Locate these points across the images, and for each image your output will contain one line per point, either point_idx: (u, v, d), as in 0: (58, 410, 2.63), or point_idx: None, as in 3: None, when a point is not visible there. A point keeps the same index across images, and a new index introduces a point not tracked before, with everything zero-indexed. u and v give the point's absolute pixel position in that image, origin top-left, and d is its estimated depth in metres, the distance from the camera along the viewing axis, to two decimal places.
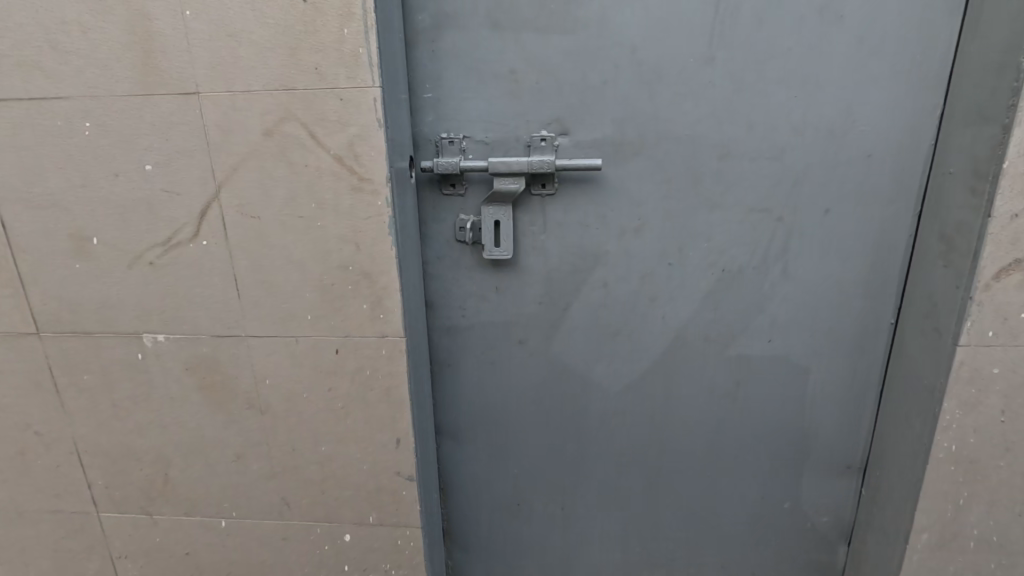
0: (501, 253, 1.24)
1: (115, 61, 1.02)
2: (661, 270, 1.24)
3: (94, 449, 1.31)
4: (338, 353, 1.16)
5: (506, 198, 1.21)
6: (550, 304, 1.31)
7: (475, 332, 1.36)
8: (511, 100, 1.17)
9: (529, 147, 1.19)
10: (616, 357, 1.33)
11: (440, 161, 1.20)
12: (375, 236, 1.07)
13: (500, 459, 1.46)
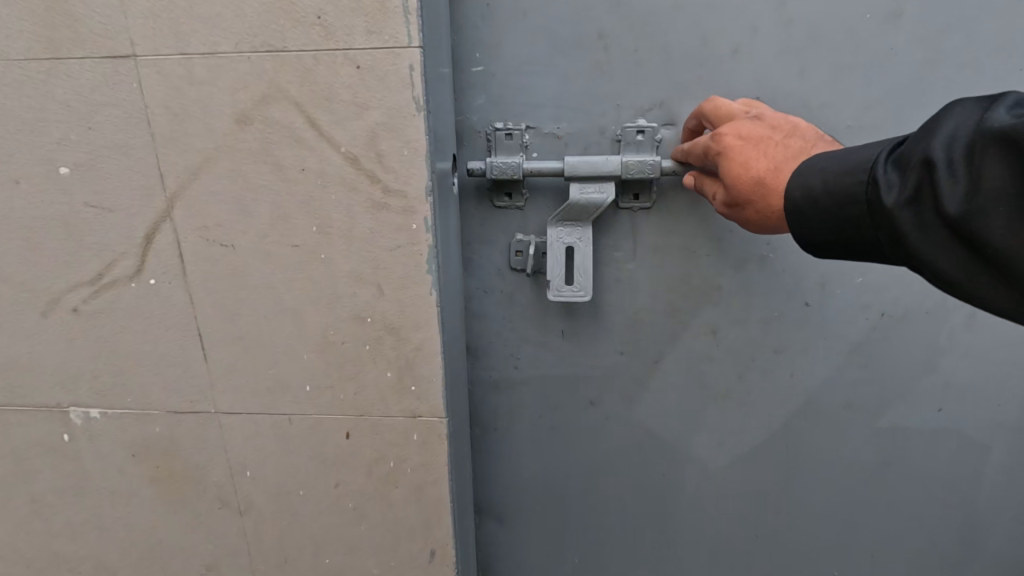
0: (574, 292, 0.89)
1: (4, 6, 0.66)
2: (790, 312, 0.93)
3: (10, 554, 0.96)
4: (350, 437, 0.81)
5: (586, 214, 0.87)
6: (636, 355, 0.98)
7: (533, 392, 1.02)
8: (599, 76, 0.85)
9: (619, 142, 0.87)
10: (724, 425, 1.00)
11: (495, 161, 0.88)
12: (406, 275, 0.71)
13: (557, 550, 1.12)
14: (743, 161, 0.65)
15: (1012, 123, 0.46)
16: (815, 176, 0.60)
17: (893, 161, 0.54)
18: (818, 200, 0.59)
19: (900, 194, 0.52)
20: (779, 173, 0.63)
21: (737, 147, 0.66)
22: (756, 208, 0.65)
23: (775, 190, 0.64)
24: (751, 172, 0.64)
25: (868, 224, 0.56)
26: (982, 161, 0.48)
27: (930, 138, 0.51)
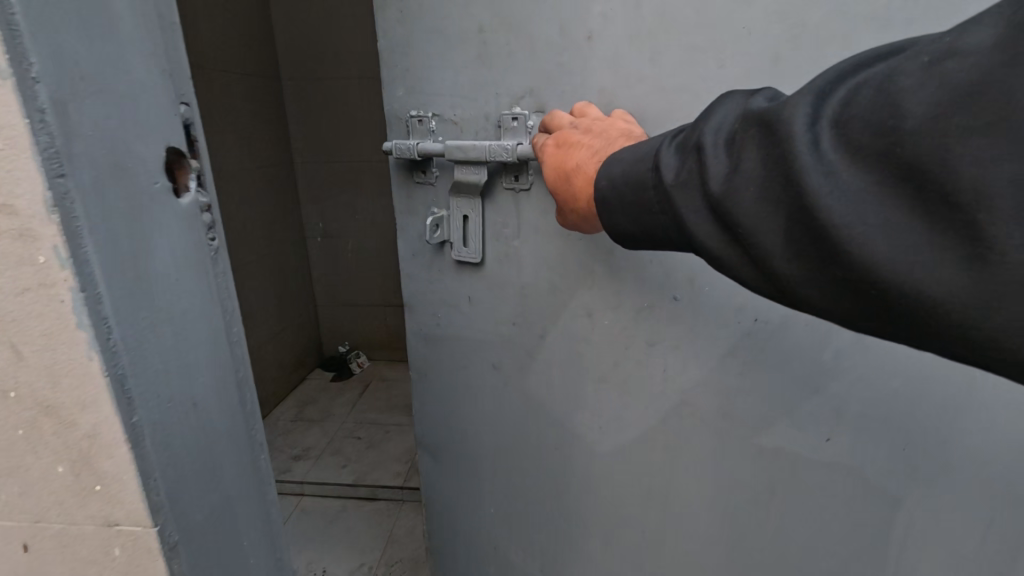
0: (469, 254, 1.13)
1: None
2: (663, 305, 1.02)
3: None
4: (28, 549, 0.61)
5: (472, 190, 1.06)
6: (527, 328, 1.15)
7: (454, 347, 1.24)
8: (482, 69, 0.99)
9: (499, 127, 1.01)
10: (614, 400, 1.13)
11: (398, 143, 1.08)
12: (50, 336, 0.50)
13: (475, 488, 1.38)
14: (557, 164, 0.86)
15: (760, 112, 0.59)
16: (614, 165, 0.75)
17: (674, 146, 0.69)
18: (618, 184, 0.74)
19: (682, 177, 0.66)
20: (581, 168, 0.82)
21: (555, 152, 0.87)
22: (570, 200, 0.86)
23: (579, 181, 0.82)
24: (561, 172, 0.85)
25: (661, 207, 0.69)
26: (741, 147, 0.60)
27: (707, 132, 0.64)
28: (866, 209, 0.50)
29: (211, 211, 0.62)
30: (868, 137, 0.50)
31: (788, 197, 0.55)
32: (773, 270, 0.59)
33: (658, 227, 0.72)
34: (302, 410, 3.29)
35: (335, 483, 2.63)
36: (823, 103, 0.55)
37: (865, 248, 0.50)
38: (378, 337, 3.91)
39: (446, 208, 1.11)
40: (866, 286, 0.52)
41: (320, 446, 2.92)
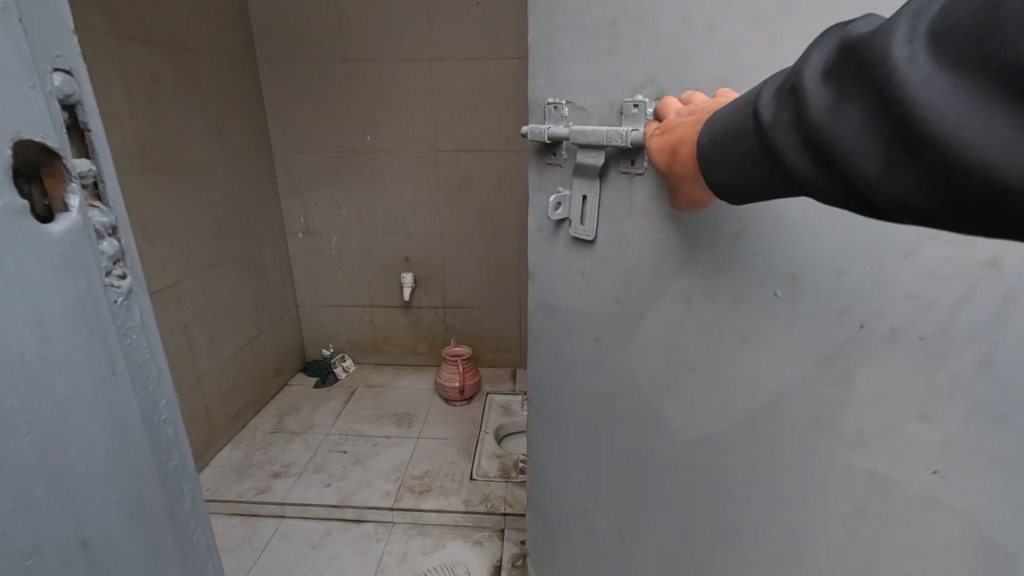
0: (584, 235, 1.08)
1: None
2: (762, 298, 0.87)
3: None
4: None
5: (590, 174, 1.02)
6: (627, 307, 1.05)
7: (556, 318, 1.22)
8: (607, 57, 0.94)
9: (621, 114, 0.95)
10: (691, 395, 1.00)
11: (535, 128, 1.06)
12: None
13: (564, 462, 1.35)
14: (662, 150, 0.83)
15: (859, 36, 0.48)
16: (716, 125, 0.67)
17: (772, 91, 0.58)
18: (718, 142, 0.66)
19: (775, 122, 0.56)
20: (681, 147, 0.78)
21: (659, 138, 0.84)
22: (682, 180, 0.82)
23: (684, 160, 0.78)
24: (667, 155, 0.82)
25: (761, 154, 0.60)
26: (839, 80, 0.50)
27: (803, 57, 0.54)
28: (973, 97, 0.40)
29: (120, 238, 0.44)
30: (972, 20, 0.40)
31: (885, 106, 0.45)
32: (878, 198, 0.49)
33: (764, 174, 0.62)
34: (283, 420, 3.06)
35: (320, 503, 2.42)
36: (925, 13, 0.44)
37: (998, 172, 0.39)
38: (364, 340, 3.69)
39: (568, 188, 1.08)
40: (984, 191, 0.41)
41: (304, 461, 2.70)
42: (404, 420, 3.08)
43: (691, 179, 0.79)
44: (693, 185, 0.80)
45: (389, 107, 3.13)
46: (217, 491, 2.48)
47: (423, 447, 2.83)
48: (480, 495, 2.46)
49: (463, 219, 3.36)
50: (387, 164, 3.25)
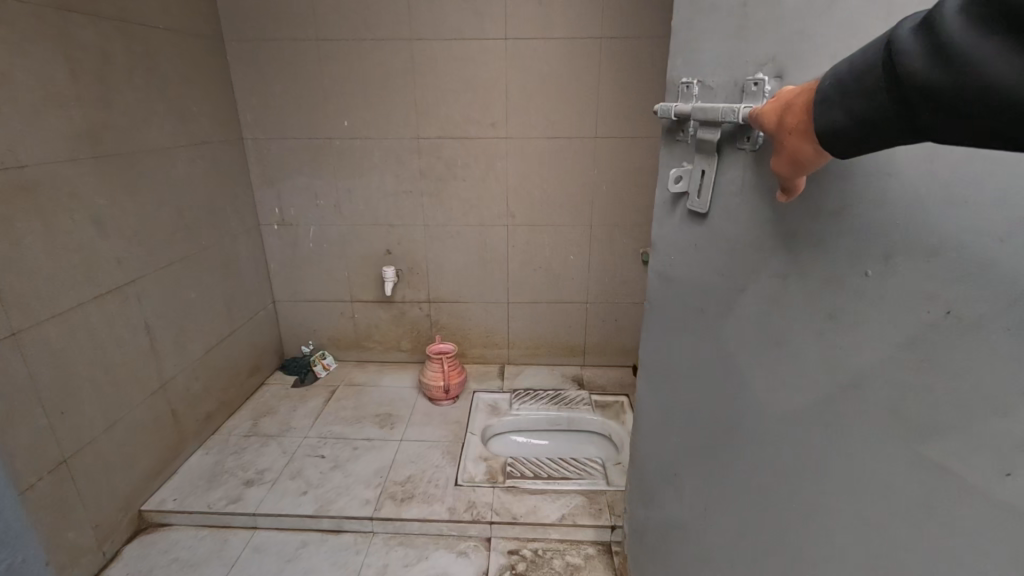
0: (699, 204, 1.20)
1: None
2: (852, 279, 0.78)
3: None
4: None
5: (709, 150, 1.13)
6: (733, 276, 1.09)
7: (677, 281, 1.35)
8: (739, 37, 1.01)
9: (743, 91, 1.00)
10: (778, 372, 0.97)
11: (671, 105, 1.22)
12: None
13: (675, 421, 1.44)
14: (777, 115, 0.79)
15: None
16: (834, 70, 0.64)
17: (905, 26, 0.55)
18: (833, 86, 0.63)
19: (906, 54, 0.53)
20: (795, 107, 0.73)
21: (773, 105, 0.80)
22: (789, 145, 0.76)
23: (796, 120, 0.73)
24: (781, 118, 0.77)
25: (885, 91, 0.56)
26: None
27: None
28: None
29: None
30: None
31: None
32: None
33: (878, 115, 0.58)
34: (258, 422, 2.90)
35: (295, 513, 2.28)
36: None
37: None
38: (346, 336, 3.52)
39: (690, 163, 1.23)
40: None
41: (278, 468, 2.55)
42: (387, 421, 2.94)
43: (800, 140, 0.73)
44: (800, 149, 0.74)
45: (368, 90, 2.94)
46: (184, 501, 2.32)
47: (406, 450, 2.70)
48: (466, 502, 2.34)
49: (448, 210, 3.19)
50: (364, 151, 3.07)
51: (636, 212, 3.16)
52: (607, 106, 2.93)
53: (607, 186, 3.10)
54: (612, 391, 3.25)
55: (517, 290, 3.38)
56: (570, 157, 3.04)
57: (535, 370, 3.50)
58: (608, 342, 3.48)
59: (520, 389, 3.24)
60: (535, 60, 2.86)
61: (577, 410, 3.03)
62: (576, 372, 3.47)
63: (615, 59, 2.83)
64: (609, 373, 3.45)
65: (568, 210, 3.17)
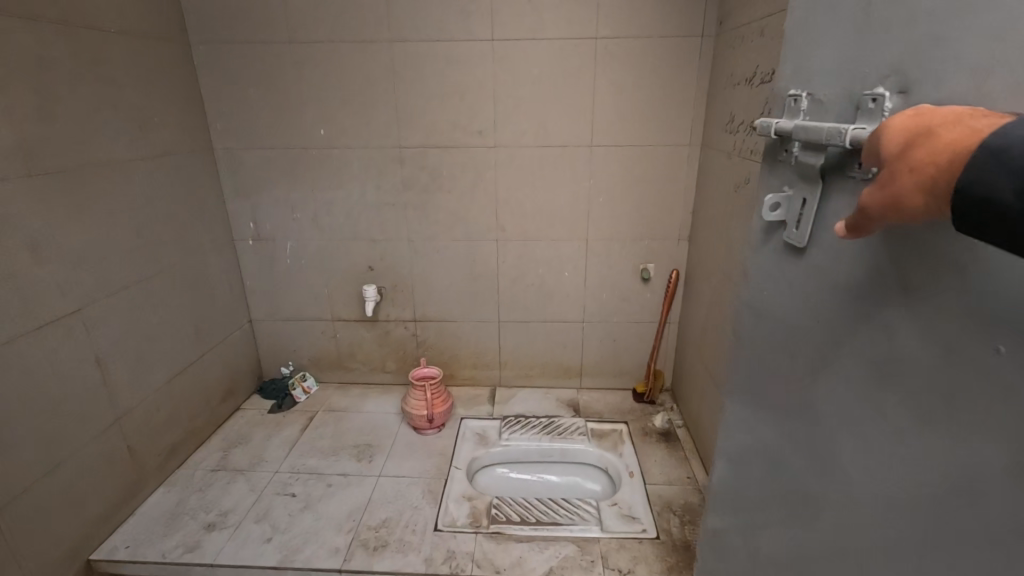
0: (792, 237, 1.03)
1: None
2: (975, 352, 0.64)
3: None
4: None
5: (811, 175, 0.97)
6: (823, 325, 0.93)
7: (748, 323, 1.18)
8: (858, 44, 0.87)
9: (857, 109, 0.87)
10: (875, 451, 0.81)
11: (775, 122, 1.07)
12: None
13: (740, 489, 1.24)
14: (904, 134, 0.64)
15: None
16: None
17: None
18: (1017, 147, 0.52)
19: None
20: (942, 140, 0.59)
21: (908, 119, 0.65)
22: (898, 172, 0.64)
23: (937, 157, 0.59)
24: (908, 142, 0.64)
25: None
26: None
27: None
28: None
29: None
30: None
31: None
32: None
33: None
34: (228, 454, 2.70)
35: (255, 565, 2.07)
36: None
37: None
38: (328, 356, 3.32)
39: (791, 189, 1.04)
40: None
41: (244, 509, 2.34)
42: (365, 452, 2.72)
43: (918, 183, 0.61)
44: (908, 191, 0.62)
45: (345, 95, 2.72)
46: (138, 550, 2.13)
47: (384, 488, 2.48)
48: (444, 552, 2.12)
49: (433, 224, 2.97)
50: (344, 161, 2.85)
51: (635, 225, 2.92)
52: (603, 111, 2.70)
53: (604, 197, 2.87)
54: (610, 418, 3.02)
55: (509, 309, 3.15)
56: (564, 166, 2.81)
57: (529, 393, 3.27)
58: (606, 363, 3.24)
59: (511, 416, 3.02)
60: (524, 61, 2.62)
61: (571, 440, 2.81)
62: (572, 396, 3.24)
63: (611, 59, 2.60)
64: (608, 397, 3.22)
65: (561, 223, 2.93)
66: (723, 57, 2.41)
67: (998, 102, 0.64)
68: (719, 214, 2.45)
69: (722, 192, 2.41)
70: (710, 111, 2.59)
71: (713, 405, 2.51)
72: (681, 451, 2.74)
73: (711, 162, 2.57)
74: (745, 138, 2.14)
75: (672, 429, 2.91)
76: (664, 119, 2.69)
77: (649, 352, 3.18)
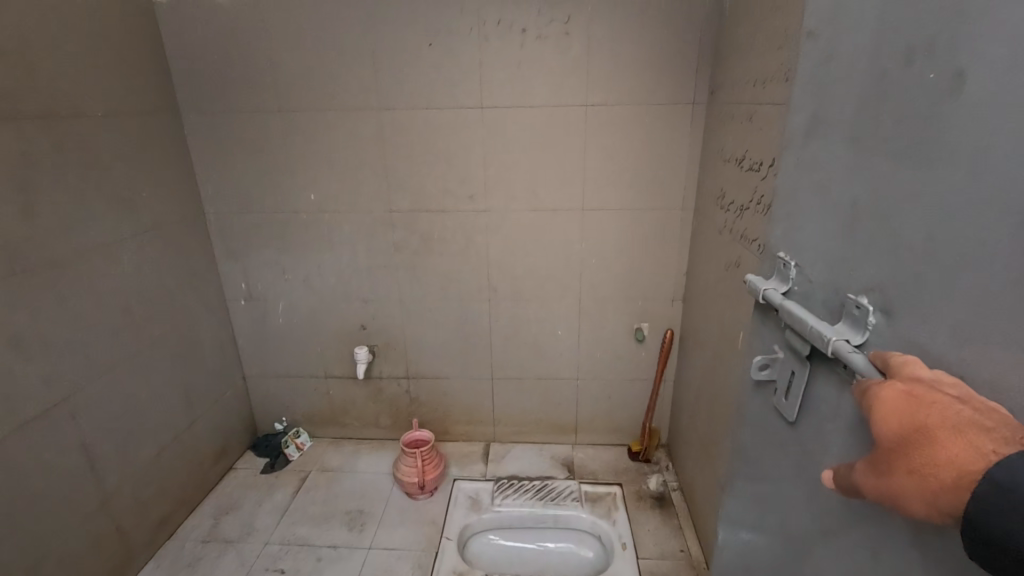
0: (782, 408, 1.01)
1: None
2: None
3: None
4: None
5: (798, 354, 0.95)
6: (820, 510, 0.89)
7: (751, 467, 1.16)
8: (842, 240, 0.83)
9: (841, 307, 0.84)
10: None
11: (764, 284, 1.05)
12: None
13: None
14: (900, 419, 0.64)
15: None
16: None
17: None
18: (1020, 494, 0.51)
19: None
20: (943, 451, 0.59)
21: (899, 398, 0.64)
22: (904, 468, 0.62)
23: (941, 472, 0.58)
24: (909, 434, 0.63)
25: None
26: None
27: None
28: None
29: None
30: None
31: None
32: None
33: None
34: (219, 523, 2.69)
35: None
36: None
37: None
38: (321, 412, 3.31)
39: (780, 354, 1.02)
40: None
41: None
42: (356, 521, 2.71)
43: (919, 491, 0.60)
44: (909, 493, 0.62)
45: (335, 162, 2.72)
46: None
47: (374, 563, 2.46)
48: None
49: (424, 285, 2.96)
50: (334, 226, 2.84)
51: (629, 286, 2.89)
52: (595, 177, 2.67)
53: (596, 259, 2.84)
54: (604, 479, 2.99)
55: (502, 368, 3.13)
56: (555, 230, 2.79)
57: (523, 450, 3.25)
58: (600, 420, 3.22)
59: (504, 479, 2.99)
60: (513, 129, 2.61)
61: (564, 507, 2.78)
62: (567, 453, 3.21)
63: (602, 126, 2.58)
64: (603, 455, 3.19)
65: (554, 284, 2.91)
66: (714, 129, 2.39)
67: (968, 372, 0.61)
68: (711, 286, 2.42)
69: (713, 266, 2.38)
70: (702, 178, 2.56)
71: (707, 478, 2.47)
72: (675, 519, 2.71)
73: (703, 231, 2.54)
74: (734, 220, 2.11)
75: (666, 492, 2.88)
76: (656, 184, 2.67)
77: (645, 409, 3.15)
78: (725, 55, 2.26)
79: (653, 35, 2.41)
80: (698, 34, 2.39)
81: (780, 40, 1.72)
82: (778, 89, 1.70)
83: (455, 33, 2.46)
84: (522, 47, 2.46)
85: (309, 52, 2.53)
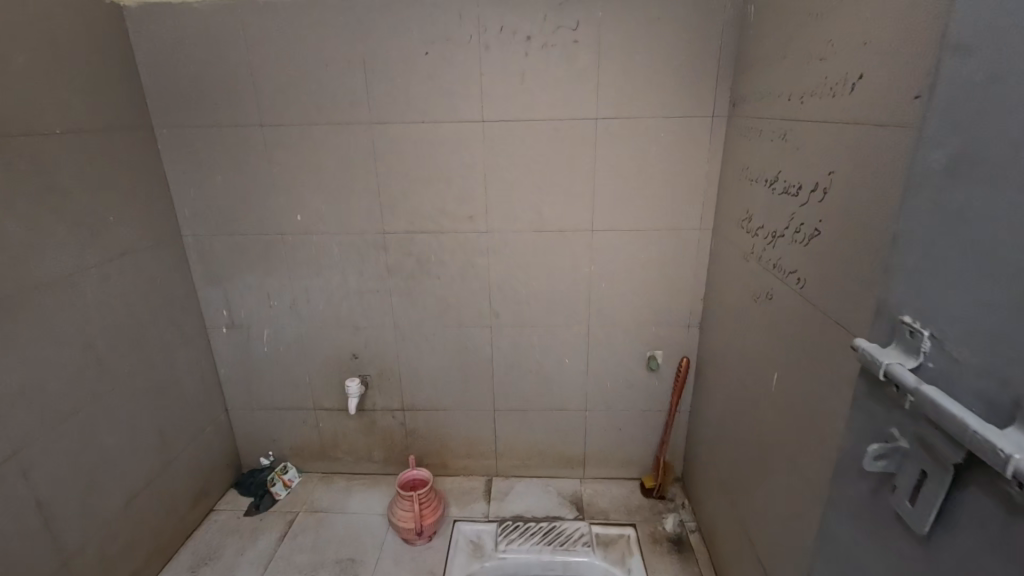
0: (918, 513, 0.94)
1: None
2: None
3: None
4: None
5: (946, 455, 0.88)
6: None
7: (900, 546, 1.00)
8: (1015, 326, 0.76)
9: (1014, 411, 0.77)
10: None
11: (891, 361, 1.00)
12: None
13: None
14: None
15: None
16: None
17: None
18: None
19: None
20: None
21: None
22: None
23: None
24: None
25: None
26: None
27: None
28: None
29: None
30: None
31: None
32: None
33: None
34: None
35: None
36: None
37: None
38: (310, 446, 3.08)
39: (905, 446, 0.98)
40: None
41: None
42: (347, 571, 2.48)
43: None
44: None
45: (323, 181, 2.50)
46: None
47: None
48: None
49: (421, 311, 2.74)
50: (322, 249, 2.63)
51: (642, 312, 2.68)
52: (605, 196, 2.47)
53: (606, 283, 2.63)
54: (616, 519, 2.78)
55: (505, 398, 2.91)
56: (562, 252, 2.58)
57: (527, 486, 3.03)
58: (610, 453, 3.01)
59: (508, 520, 2.78)
60: (516, 144, 2.41)
61: (574, 552, 2.56)
62: (574, 489, 3.00)
63: (614, 141, 2.38)
64: (614, 491, 2.97)
65: (560, 310, 2.70)
66: (736, 145, 2.18)
67: None
68: (734, 316, 2.22)
69: (736, 293, 2.18)
70: (722, 198, 2.37)
71: (731, 525, 2.26)
72: (695, 566, 2.49)
73: (724, 255, 2.34)
74: (764, 247, 1.91)
75: (684, 534, 2.67)
76: (670, 204, 2.47)
77: (658, 442, 2.95)
78: (749, 65, 2.06)
79: (668, 45, 2.21)
80: (718, 42, 2.20)
81: (820, 49, 1.52)
82: (821, 105, 1.51)
83: (453, 40, 2.25)
84: (528, 56, 2.26)
85: (294, 62, 2.31)
